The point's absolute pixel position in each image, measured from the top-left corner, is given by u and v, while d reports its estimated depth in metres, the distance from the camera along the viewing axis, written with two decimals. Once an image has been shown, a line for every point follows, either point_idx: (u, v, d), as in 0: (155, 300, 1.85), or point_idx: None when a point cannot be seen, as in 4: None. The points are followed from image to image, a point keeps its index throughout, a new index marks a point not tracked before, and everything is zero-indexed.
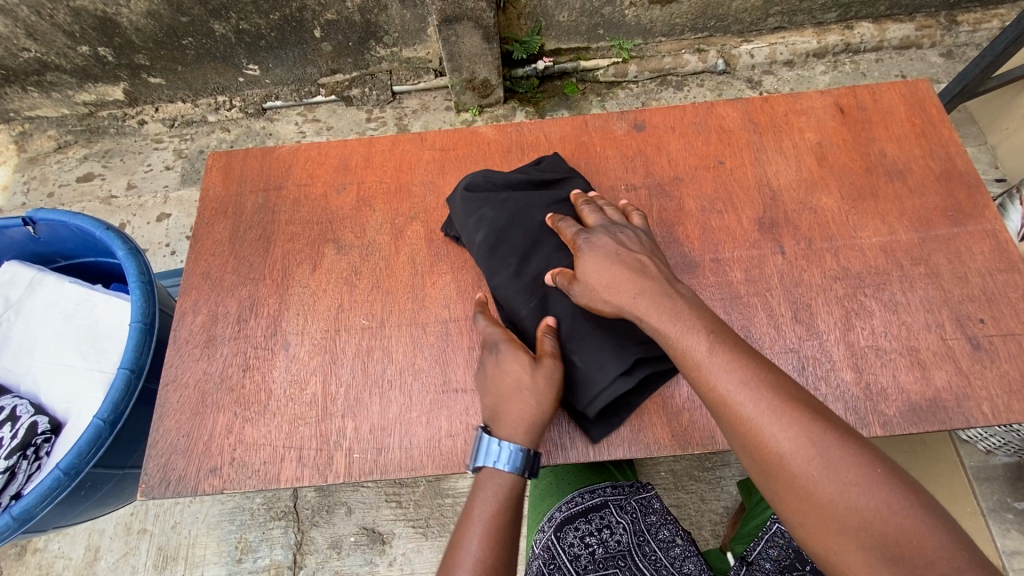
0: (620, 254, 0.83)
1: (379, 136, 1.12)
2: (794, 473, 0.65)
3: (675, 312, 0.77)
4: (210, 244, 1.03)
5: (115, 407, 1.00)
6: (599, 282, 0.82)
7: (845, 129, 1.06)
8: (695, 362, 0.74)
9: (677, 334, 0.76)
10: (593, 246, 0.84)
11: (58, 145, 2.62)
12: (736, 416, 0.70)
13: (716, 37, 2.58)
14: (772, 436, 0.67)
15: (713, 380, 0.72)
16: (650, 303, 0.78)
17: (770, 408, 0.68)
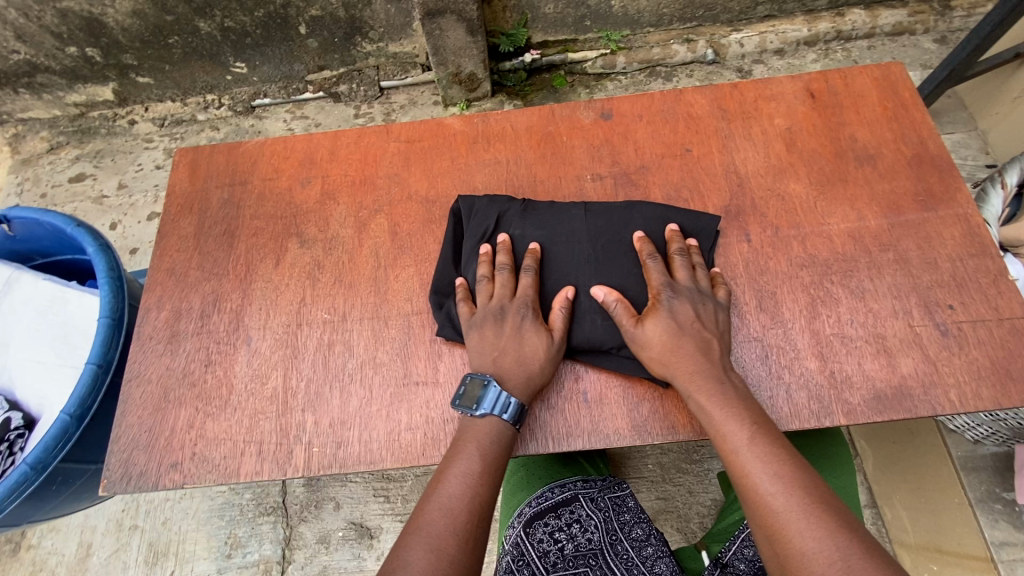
0: (694, 326, 0.81)
1: (346, 129, 1.11)
2: (814, 575, 0.61)
3: (722, 398, 0.77)
4: (175, 241, 1.03)
5: (82, 402, 1.00)
6: (655, 345, 0.81)
7: (816, 114, 1.04)
8: (732, 449, 0.73)
9: (715, 414, 0.76)
10: (670, 306, 0.83)
11: (50, 146, 2.64)
12: (763, 507, 0.68)
13: (706, 27, 2.55)
14: (797, 532, 0.65)
15: (748, 471, 0.71)
16: (706, 375, 0.78)
17: (800, 506, 0.66)
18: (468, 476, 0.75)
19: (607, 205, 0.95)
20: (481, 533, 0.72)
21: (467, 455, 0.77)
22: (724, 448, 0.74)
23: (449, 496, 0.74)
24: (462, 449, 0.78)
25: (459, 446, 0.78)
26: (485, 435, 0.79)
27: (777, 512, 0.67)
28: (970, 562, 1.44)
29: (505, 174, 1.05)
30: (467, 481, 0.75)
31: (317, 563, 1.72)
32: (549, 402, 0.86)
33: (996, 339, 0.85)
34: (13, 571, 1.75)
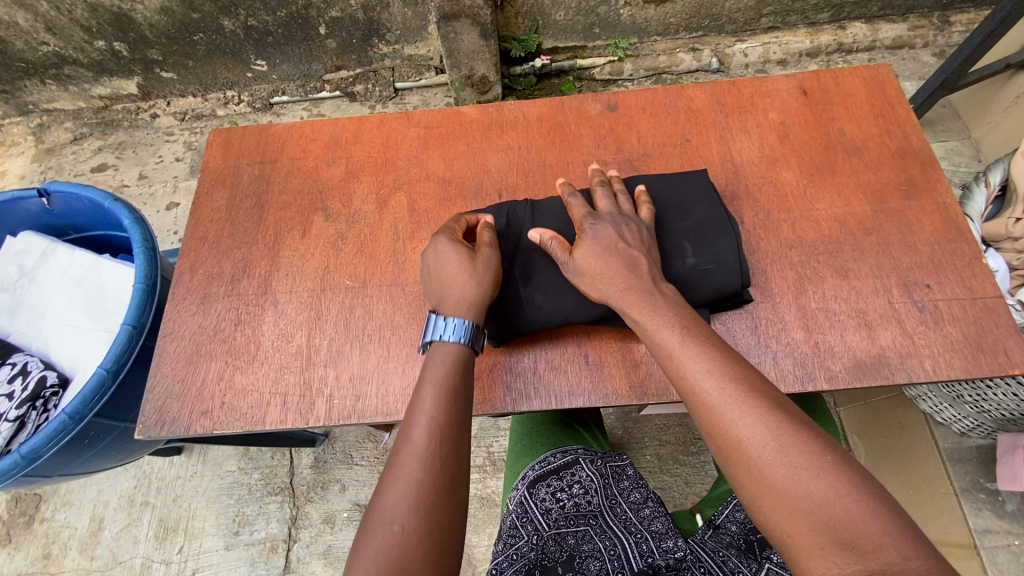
0: (618, 245, 0.87)
1: (369, 115, 1.20)
2: (751, 457, 0.70)
3: (654, 309, 0.82)
4: (208, 212, 1.11)
5: (118, 358, 1.08)
6: (591, 270, 0.86)
7: (807, 110, 1.12)
8: (671, 354, 0.79)
9: (650, 323, 0.81)
10: (594, 233, 0.88)
11: (74, 137, 2.74)
12: (702, 404, 0.75)
13: (711, 36, 2.64)
14: (733, 422, 0.72)
15: (684, 372, 0.77)
16: (641, 290, 0.83)
17: (733, 398, 0.73)
18: (430, 410, 0.79)
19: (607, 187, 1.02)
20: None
21: (427, 391, 0.81)
22: (661, 354, 0.80)
23: (416, 430, 0.77)
24: (427, 380, 0.82)
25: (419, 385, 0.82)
26: (442, 367, 0.82)
27: (712, 404, 0.74)
28: (952, 548, 1.49)
29: (517, 159, 1.13)
30: (432, 416, 0.78)
31: (322, 542, 1.78)
32: (552, 361, 0.93)
33: (969, 316, 0.91)
34: (28, 541, 1.81)
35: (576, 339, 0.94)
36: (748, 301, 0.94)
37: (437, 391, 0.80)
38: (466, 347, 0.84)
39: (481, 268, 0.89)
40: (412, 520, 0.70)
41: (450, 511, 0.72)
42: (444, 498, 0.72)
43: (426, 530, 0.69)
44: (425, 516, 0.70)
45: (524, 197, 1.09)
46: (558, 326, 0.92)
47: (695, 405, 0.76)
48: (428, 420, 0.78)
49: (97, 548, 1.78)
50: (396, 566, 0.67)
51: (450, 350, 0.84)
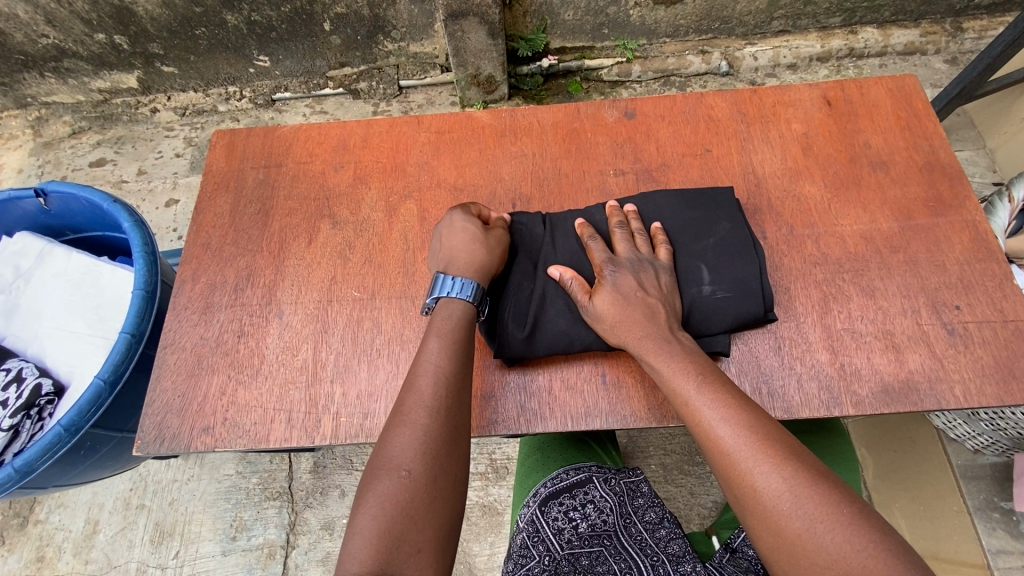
0: (638, 294, 0.84)
1: (378, 118, 1.16)
2: (769, 509, 0.67)
3: (669, 355, 0.80)
4: (211, 217, 1.07)
5: (116, 368, 1.04)
6: (610, 318, 0.84)
7: (832, 121, 1.08)
8: (686, 399, 0.77)
9: (664, 368, 0.80)
10: (614, 281, 0.85)
11: (72, 131, 2.69)
12: (717, 452, 0.73)
13: (721, 39, 2.60)
14: (749, 471, 0.70)
15: (699, 418, 0.76)
16: (656, 337, 0.81)
17: (748, 446, 0.71)
18: (438, 365, 0.80)
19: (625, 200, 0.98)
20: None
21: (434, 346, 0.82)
22: (676, 401, 0.78)
23: (422, 384, 0.79)
24: (431, 337, 0.83)
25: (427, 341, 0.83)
26: (449, 323, 0.84)
27: (728, 453, 0.72)
28: (966, 568, 1.47)
29: (532, 167, 1.09)
30: (438, 370, 0.80)
31: (321, 549, 1.75)
32: (568, 382, 0.90)
33: (1000, 339, 0.88)
34: (20, 544, 1.77)
35: (592, 359, 0.91)
36: (771, 321, 0.90)
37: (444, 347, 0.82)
38: (472, 305, 0.86)
39: (492, 243, 0.92)
40: (417, 466, 0.71)
41: (454, 460, 0.74)
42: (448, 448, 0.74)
43: (431, 476, 0.71)
44: (429, 465, 0.72)
45: (538, 207, 1.05)
46: (574, 346, 0.88)
47: (711, 453, 0.74)
48: (435, 374, 0.79)
49: (91, 552, 1.74)
50: (402, 509, 0.67)
51: (458, 307, 0.86)
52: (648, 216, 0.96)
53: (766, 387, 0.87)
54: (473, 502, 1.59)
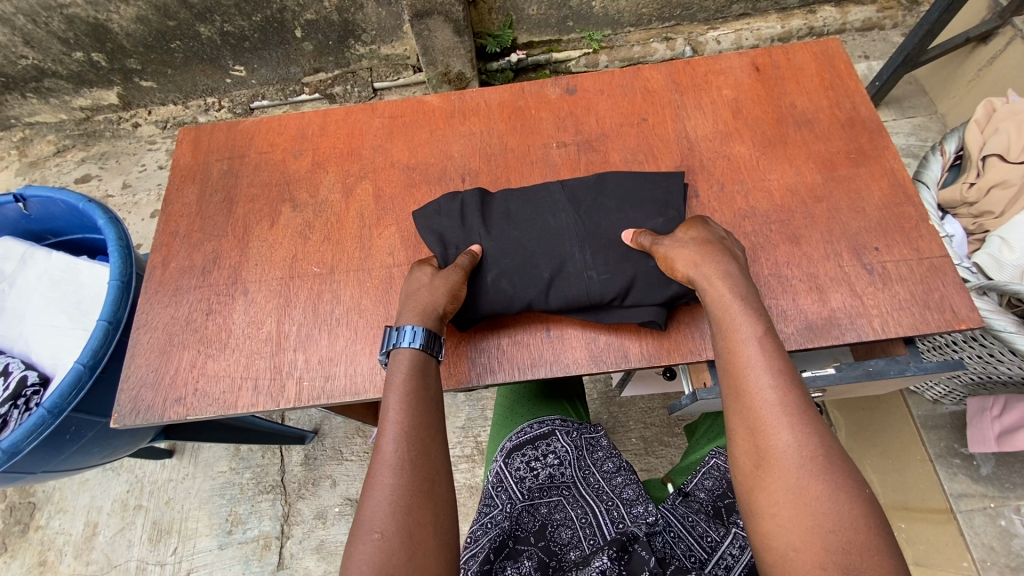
0: (729, 251, 0.87)
1: (334, 108, 1.23)
2: (792, 468, 0.70)
3: (746, 306, 0.81)
4: (179, 208, 1.14)
5: (94, 353, 1.10)
6: (686, 254, 0.87)
7: (760, 86, 1.14)
8: (740, 340, 0.78)
9: (732, 318, 0.80)
10: (705, 231, 0.90)
11: (57, 149, 2.85)
12: (758, 402, 0.74)
13: (684, 25, 2.73)
14: (787, 430, 0.71)
15: (753, 366, 0.76)
16: (737, 285, 0.82)
17: (797, 404, 0.73)
18: (392, 465, 0.76)
19: (580, 180, 1.05)
20: (427, 451, 0.78)
21: (386, 445, 0.78)
22: (734, 344, 0.78)
23: (378, 480, 0.76)
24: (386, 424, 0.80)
25: (379, 440, 0.79)
26: (400, 419, 0.80)
27: (766, 409, 0.73)
28: (931, 514, 1.53)
29: (479, 144, 1.15)
30: (396, 473, 0.76)
31: (315, 538, 1.80)
32: (516, 337, 0.96)
33: (917, 275, 0.94)
34: (23, 549, 1.83)
35: (539, 318, 0.97)
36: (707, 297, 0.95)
37: (398, 443, 0.78)
38: (418, 386, 0.83)
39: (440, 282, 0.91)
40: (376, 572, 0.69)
41: (420, 553, 0.71)
42: (417, 552, 0.71)
43: None
44: (385, 568, 0.69)
45: (486, 180, 1.11)
46: (518, 304, 0.94)
47: (745, 404, 0.74)
48: (394, 476, 0.75)
49: (92, 553, 1.80)
50: None
51: (405, 395, 0.82)
52: (597, 190, 1.03)
53: (699, 331, 0.94)
54: (460, 484, 1.69)
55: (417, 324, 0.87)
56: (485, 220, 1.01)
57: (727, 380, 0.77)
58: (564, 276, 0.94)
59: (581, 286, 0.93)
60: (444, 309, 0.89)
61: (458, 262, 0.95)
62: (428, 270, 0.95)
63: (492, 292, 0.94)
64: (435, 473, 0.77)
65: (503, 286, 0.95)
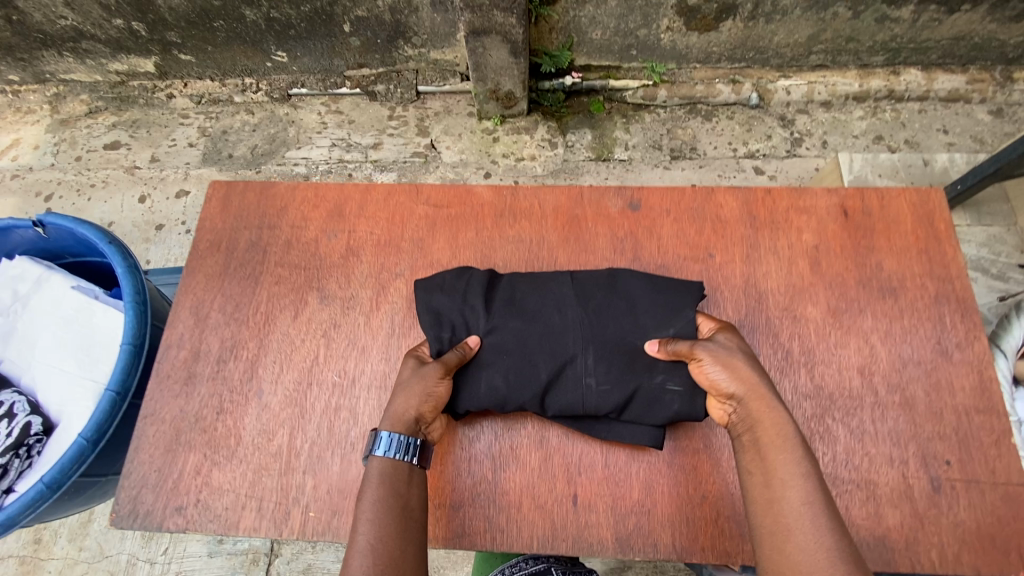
0: (765, 380, 0.84)
1: (377, 185, 1.14)
2: None
3: (794, 441, 0.80)
4: (201, 278, 1.07)
5: (98, 427, 1.06)
6: (722, 378, 0.84)
7: (845, 235, 1.03)
8: (791, 478, 0.77)
9: (782, 452, 0.79)
10: (739, 353, 0.86)
11: (89, 110, 2.88)
12: (808, 544, 0.72)
13: (754, 69, 2.58)
14: None
15: (805, 506, 0.75)
16: (780, 419, 0.81)
17: (847, 556, 0.71)
18: None
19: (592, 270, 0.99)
20: (399, 567, 0.77)
21: (355, 560, 0.77)
22: (786, 480, 0.77)
23: None
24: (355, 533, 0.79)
25: (349, 552, 0.78)
26: (370, 529, 0.79)
27: (817, 555, 0.72)
28: None
29: (527, 255, 1.06)
30: None
31: (303, 560, 1.79)
32: (539, 500, 0.90)
33: (988, 502, 0.85)
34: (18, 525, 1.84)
35: (565, 482, 0.90)
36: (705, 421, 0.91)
37: (365, 561, 0.77)
38: (392, 491, 0.83)
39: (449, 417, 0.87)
40: None
41: None
42: None
43: None
44: None
45: None
46: None
47: (793, 547, 0.73)
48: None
49: (85, 540, 1.78)
50: None
51: (378, 500, 0.82)
52: (609, 287, 0.96)
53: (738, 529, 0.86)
54: None
55: (392, 432, 0.85)
56: (488, 306, 0.96)
57: (777, 520, 0.75)
58: (560, 379, 0.90)
59: (577, 393, 0.89)
60: (416, 413, 0.86)
61: (446, 359, 0.90)
62: (414, 364, 0.92)
63: (486, 394, 0.90)
64: None
65: (494, 386, 0.90)
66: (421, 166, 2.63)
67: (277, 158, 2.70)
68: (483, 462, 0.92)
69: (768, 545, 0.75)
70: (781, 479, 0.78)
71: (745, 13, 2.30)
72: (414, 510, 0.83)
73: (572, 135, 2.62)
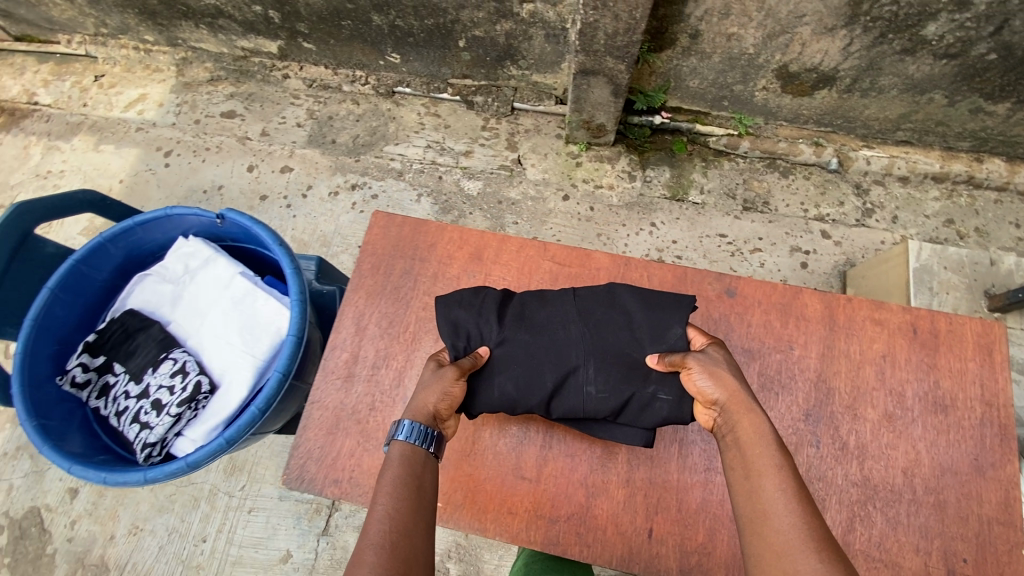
0: (738, 386, 1.00)
1: (512, 237, 1.34)
2: None
3: (765, 435, 0.93)
4: (362, 294, 1.30)
5: (267, 401, 1.33)
6: (704, 387, 1.02)
7: (910, 350, 1.19)
8: (762, 468, 0.89)
9: (755, 446, 0.92)
10: (717, 363, 1.03)
11: (210, 77, 3.17)
12: (775, 525, 0.82)
13: (839, 134, 2.71)
14: (801, 559, 0.77)
15: (770, 490, 0.86)
16: (755, 417, 0.95)
17: (807, 534, 0.80)
18: (376, 545, 0.87)
19: (593, 289, 1.23)
20: (409, 533, 0.90)
21: (373, 527, 0.89)
22: (756, 469, 0.89)
23: (366, 556, 0.85)
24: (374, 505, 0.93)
25: (367, 520, 0.90)
26: (389, 502, 0.93)
27: (783, 532, 0.81)
28: None
29: None
30: (377, 551, 0.86)
31: None
32: (622, 526, 1.14)
33: None
34: None
35: (645, 518, 1.14)
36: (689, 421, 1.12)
37: (385, 525, 0.89)
38: (407, 471, 0.98)
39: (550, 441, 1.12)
40: None
41: None
42: None
43: None
44: None
45: None
46: None
47: (766, 527, 0.83)
48: (377, 557, 0.85)
49: None
50: None
51: (395, 480, 0.96)
52: (606, 303, 1.19)
53: None
54: None
55: (413, 419, 1.03)
56: (502, 321, 1.19)
57: (756, 505, 0.86)
58: (565, 387, 1.14)
59: (579, 400, 1.13)
60: (433, 409, 1.06)
61: (461, 363, 1.13)
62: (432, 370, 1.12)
63: (499, 399, 1.13)
64: (417, 557, 0.88)
65: (507, 390, 1.14)
66: (506, 179, 2.83)
67: (377, 150, 2.94)
68: (579, 486, 1.17)
69: (748, 530, 0.85)
70: (759, 472, 0.89)
71: (842, 86, 2.41)
72: (426, 492, 0.98)
73: (652, 170, 2.80)
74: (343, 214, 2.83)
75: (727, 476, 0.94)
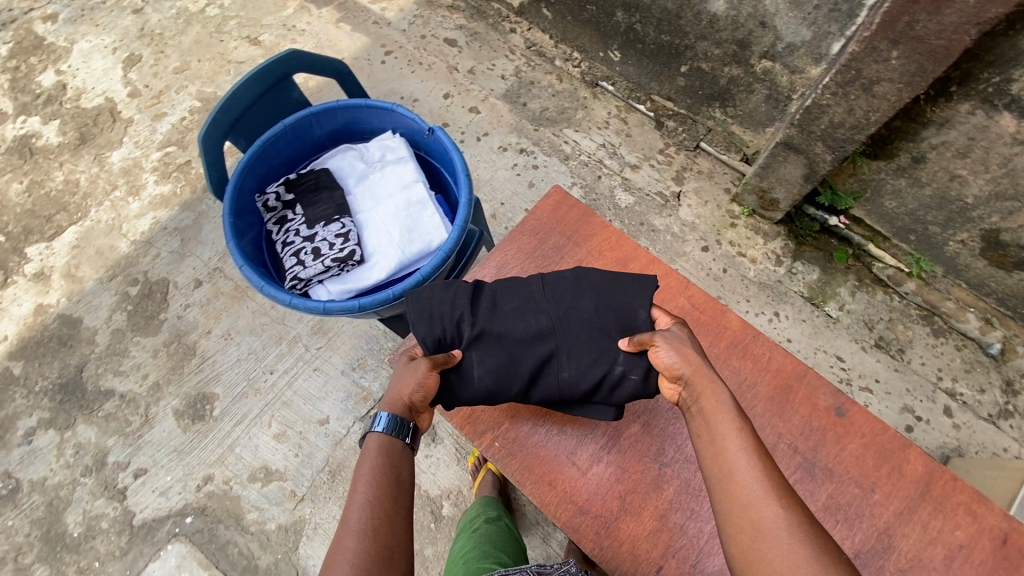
0: (697, 361, 1.20)
1: (661, 263, 1.46)
2: (770, 533, 0.97)
3: (723, 403, 1.14)
4: (514, 249, 1.52)
5: (400, 292, 1.52)
6: (669, 363, 1.21)
7: (998, 561, 1.13)
8: (727, 431, 1.10)
9: (718, 414, 1.12)
10: (673, 343, 1.23)
11: (450, 5, 3.47)
12: (742, 480, 1.04)
13: (1017, 323, 2.51)
14: (764, 505, 1.00)
15: (734, 452, 1.07)
16: (715, 387, 1.15)
17: (763, 484, 1.02)
18: (357, 533, 1.07)
19: (556, 278, 1.41)
20: (388, 520, 1.10)
21: (354, 516, 1.09)
22: (720, 434, 1.10)
23: (348, 540, 1.06)
24: (356, 495, 1.12)
25: (348, 510, 1.10)
26: (367, 494, 1.12)
27: (748, 484, 1.03)
28: None
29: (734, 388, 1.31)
30: (358, 537, 1.06)
31: None
32: (636, 547, 1.25)
33: None
34: None
35: (659, 554, 1.24)
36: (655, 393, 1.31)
37: (363, 514, 1.09)
38: (385, 464, 1.18)
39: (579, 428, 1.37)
40: None
41: None
42: None
43: None
44: None
45: None
46: None
47: (734, 478, 1.05)
48: (356, 542, 1.06)
49: None
50: None
51: (373, 476, 1.16)
52: (574, 291, 1.38)
53: None
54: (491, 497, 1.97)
55: (385, 412, 1.22)
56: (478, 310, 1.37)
57: (721, 465, 1.07)
58: (542, 373, 1.33)
59: (557, 384, 1.32)
60: (408, 402, 1.25)
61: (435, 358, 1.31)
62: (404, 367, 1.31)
63: (481, 384, 1.32)
64: (394, 537, 1.09)
65: (486, 380, 1.32)
66: (658, 207, 2.87)
67: (557, 128, 3.09)
68: (615, 495, 1.30)
69: (721, 483, 1.07)
70: (721, 435, 1.10)
71: None
72: (404, 481, 1.18)
73: (801, 265, 2.73)
74: (502, 169, 3.03)
75: (694, 440, 1.15)
